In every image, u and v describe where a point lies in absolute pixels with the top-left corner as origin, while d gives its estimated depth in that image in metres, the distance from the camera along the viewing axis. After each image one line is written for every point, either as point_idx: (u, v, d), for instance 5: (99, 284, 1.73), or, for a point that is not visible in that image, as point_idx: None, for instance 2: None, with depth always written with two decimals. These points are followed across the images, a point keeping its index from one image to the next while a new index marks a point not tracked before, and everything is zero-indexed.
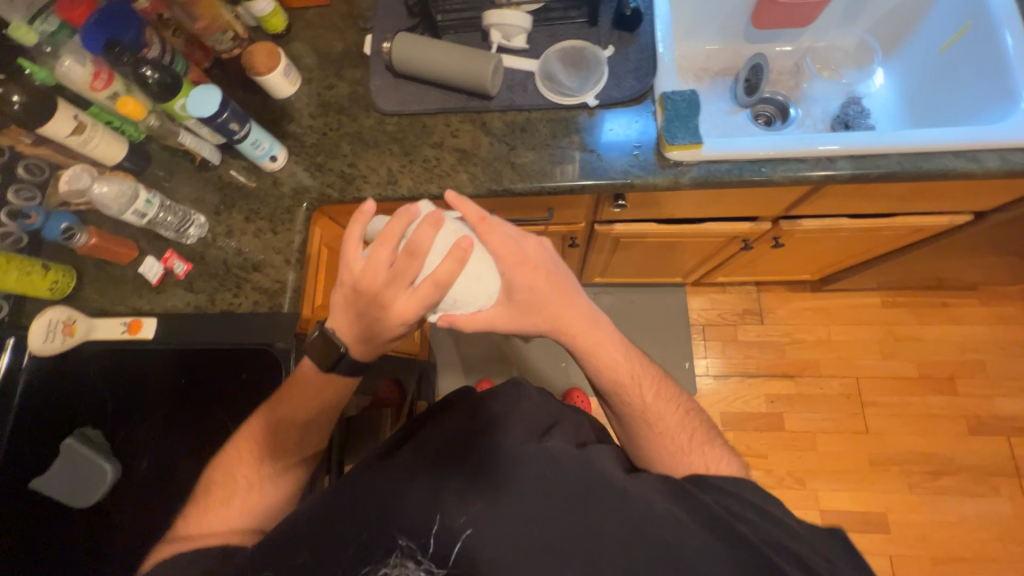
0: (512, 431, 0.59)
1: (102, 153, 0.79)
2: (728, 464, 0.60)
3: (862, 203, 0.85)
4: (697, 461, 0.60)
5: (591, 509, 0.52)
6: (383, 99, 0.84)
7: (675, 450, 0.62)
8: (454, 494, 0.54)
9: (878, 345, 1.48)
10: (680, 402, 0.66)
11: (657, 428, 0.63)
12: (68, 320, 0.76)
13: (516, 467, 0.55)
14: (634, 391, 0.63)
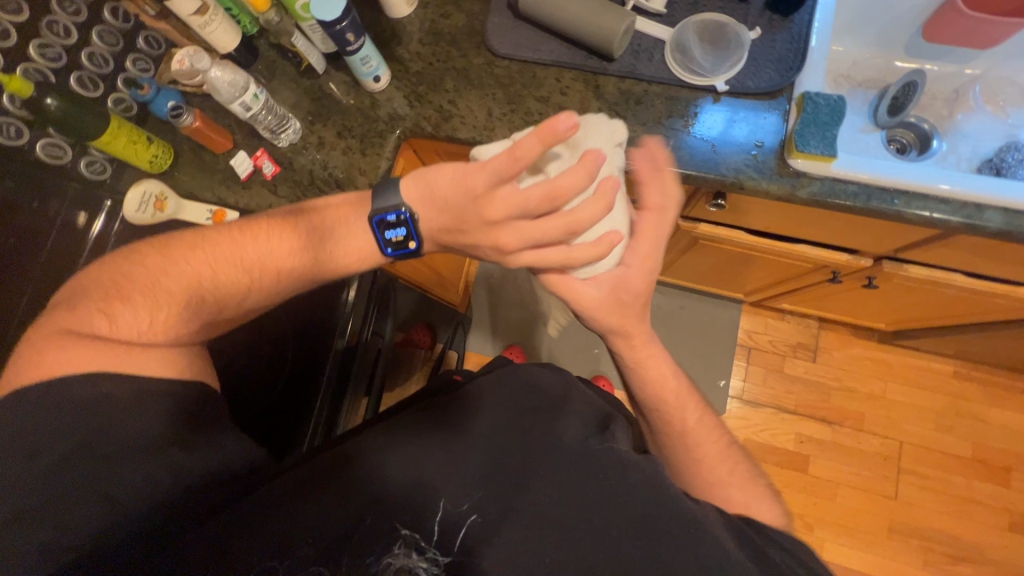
0: (568, 422, 0.58)
1: (219, 40, 0.80)
2: (768, 508, 0.58)
3: (990, 262, 0.76)
4: (735, 497, 0.59)
5: (620, 535, 0.48)
6: (498, 39, 0.80)
7: (703, 476, 0.61)
8: (496, 465, 0.53)
9: (934, 414, 1.38)
10: (723, 436, 0.64)
11: (694, 454, 0.62)
12: (160, 195, 0.80)
13: (567, 452, 0.54)
14: (669, 406, 0.64)
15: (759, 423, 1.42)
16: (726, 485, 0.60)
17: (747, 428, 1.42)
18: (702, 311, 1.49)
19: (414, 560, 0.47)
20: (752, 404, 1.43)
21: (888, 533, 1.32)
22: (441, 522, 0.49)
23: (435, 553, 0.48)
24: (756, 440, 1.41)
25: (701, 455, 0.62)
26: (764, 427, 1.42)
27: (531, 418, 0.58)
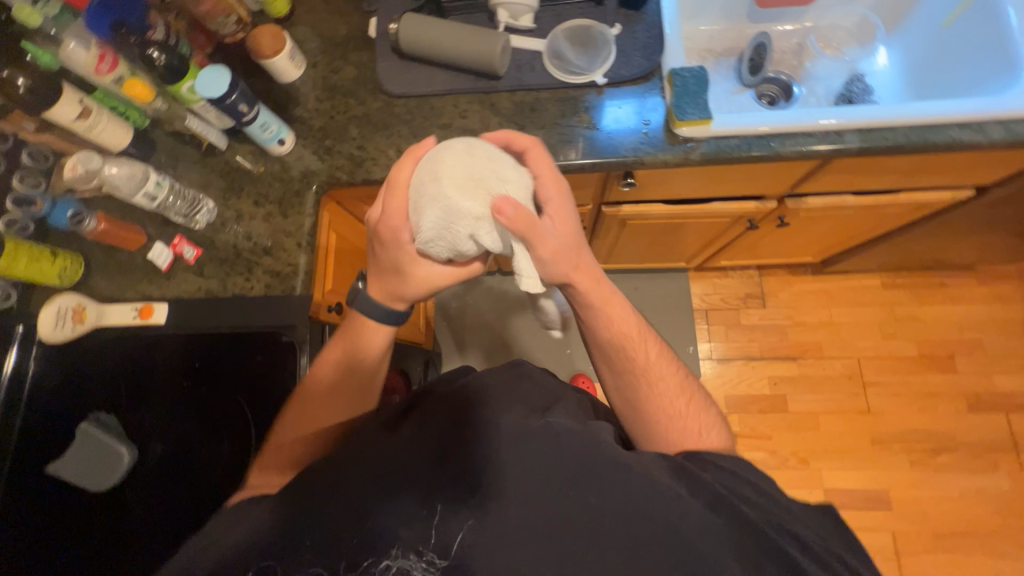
0: (515, 409, 0.58)
1: (110, 138, 0.78)
2: (715, 433, 0.61)
3: (867, 178, 0.86)
4: (693, 425, 0.61)
5: (597, 484, 0.50)
6: (390, 81, 0.84)
7: (659, 413, 0.62)
8: (459, 473, 0.52)
9: (878, 326, 1.50)
10: (679, 372, 0.65)
11: (657, 389, 0.63)
12: (77, 307, 0.76)
13: (523, 441, 0.54)
14: (627, 346, 0.64)
15: (733, 377, 1.49)
16: (682, 416, 0.62)
17: (724, 384, 1.48)
18: (654, 287, 1.57)
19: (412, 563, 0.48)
20: (722, 361, 1.50)
21: (873, 446, 1.40)
22: (434, 529, 0.49)
23: (432, 555, 0.48)
24: (736, 394, 1.47)
25: (658, 390, 0.63)
26: (739, 379, 1.48)
27: (478, 415, 0.57)
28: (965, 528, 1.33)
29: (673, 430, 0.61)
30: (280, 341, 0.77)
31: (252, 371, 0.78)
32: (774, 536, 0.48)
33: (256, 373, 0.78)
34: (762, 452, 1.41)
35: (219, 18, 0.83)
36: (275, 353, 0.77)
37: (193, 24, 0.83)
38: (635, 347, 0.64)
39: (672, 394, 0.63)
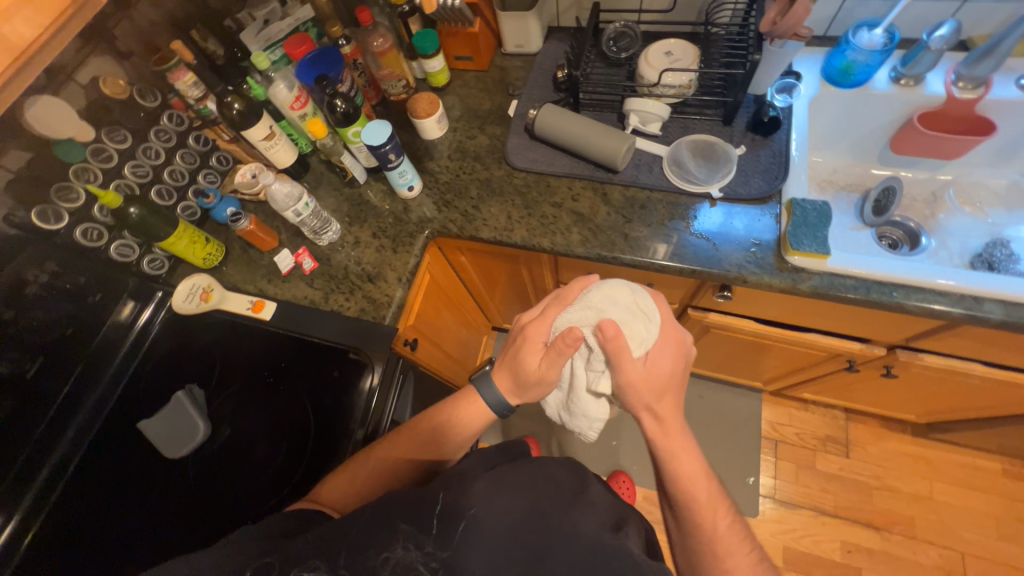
0: (586, 513, 0.58)
1: (279, 157, 0.93)
2: None
3: (1004, 351, 0.76)
4: None
5: None
6: (517, 156, 0.93)
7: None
8: (506, 529, 0.53)
9: (992, 520, 1.26)
10: (755, 552, 0.61)
11: (723, 564, 0.59)
12: (206, 288, 0.88)
13: (584, 539, 0.53)
14: (695, 501, 0.63)
15: (797, 527, 1.30)
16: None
17: (784, 533, 1.30)
18: (721, 400, 1.46)
19: (414, 556, 0.49)
20: (786, 505, 1.33)
21: None
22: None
23: (433, 548, 0.50)
24: (796, 547, 1.28)
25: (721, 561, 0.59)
26: (804, 532, 1.29)
27: (544, 499, 0.58)
28: None
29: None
30: (358, 361, 0.82)
31: (326, 382, 0.83)
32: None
33: (327, 384, 0.83)
34: None
35: (392, 82, 0.99)
36: (349, 370, 0.82)
37: (370, 80, 1.01)
38: (704, 515, 0.62)
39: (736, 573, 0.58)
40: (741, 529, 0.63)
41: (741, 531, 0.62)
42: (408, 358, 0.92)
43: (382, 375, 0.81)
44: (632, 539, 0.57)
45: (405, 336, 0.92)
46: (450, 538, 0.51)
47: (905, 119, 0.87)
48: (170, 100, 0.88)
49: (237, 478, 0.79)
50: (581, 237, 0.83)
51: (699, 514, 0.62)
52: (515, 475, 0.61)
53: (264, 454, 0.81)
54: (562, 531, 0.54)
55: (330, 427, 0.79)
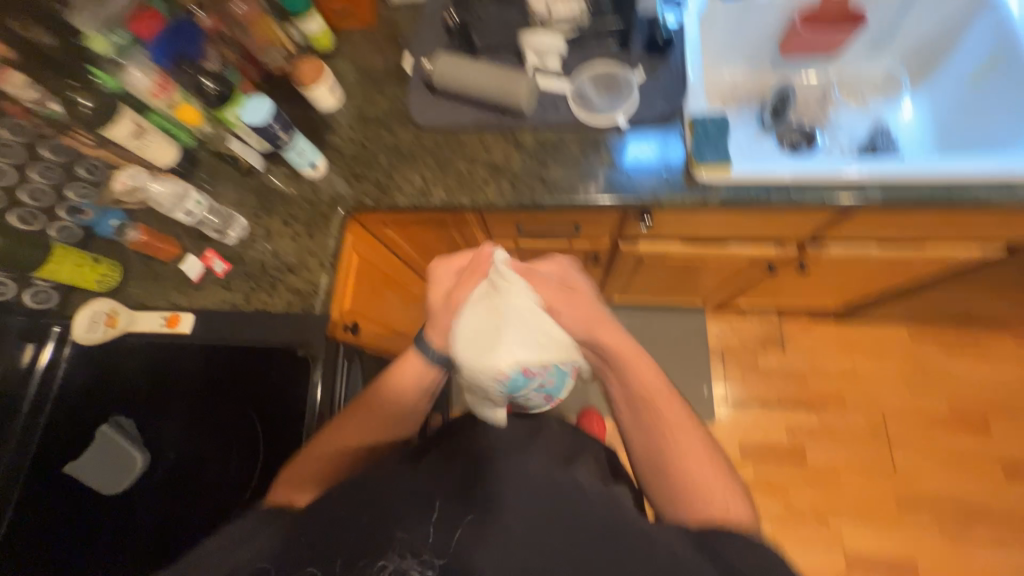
0: (545, 454, 0.64)
1: (157, 155, 0.83)
2: (741, 503, 0.60)
3: (893, 230, 0.84)
4: (718, 488, 0.60)
5: (614, 547, 0.53)
6: (421, 115, 0.88)
7: (686, 478, 0.62)
8: (484, 517, 0.56)
9: (905, 380, 1.44)
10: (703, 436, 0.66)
11: (678, 447, 0.63)
12: (111, 312, 0.80)
13: (545, 485, 0.59)
14: (654, 409, 0.66)
15: (749, 423, 1.44)
16: (706, 481, 0.61)
17: (739, 430, 1.43)
18: (669, 324, 1.55)
19: (409, 565, 0.53)
20: (738, 406, 1.46)
21: (900, 509, 1.32)
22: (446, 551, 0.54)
23: (428, 558, 0.54)
24: (750, 440, 1.42)
25: (682, 455, 0.63)
26: (756, 425, 1.43)
27: (500, 459, 0.62)
28: None
29: (698, 497, 0.60)
30: (298, 356, 0.79)
31: (272, 384, 0.80)
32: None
33: (274, 387, 0.80)
34: (777, 505, 1.35)
35: (267, 50, 0.90)
36: (291, 367, 0.79)
37: (244, 55, 0.90)
38: (656, 408, 0.66)
39: (698, 462, 0.62)
40: (694, 418, 0.66)
41: (695, 421, 0.66)
42: (351, 343, 0.90)
43: (324, 369, 0.78)
44: (591, 473, 0.64)
45: (344, 321, 0.88)
46: (439, 543, 0.54)
47: (789, 21, 0.92)
48: (4, 108, 0.76)
49: (206, 493, 0.80)
50: (499, 189, 0.82)
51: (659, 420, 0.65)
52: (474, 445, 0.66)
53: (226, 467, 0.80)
54: (527, 484, 0.59)
55: (280, 429, 0.77)
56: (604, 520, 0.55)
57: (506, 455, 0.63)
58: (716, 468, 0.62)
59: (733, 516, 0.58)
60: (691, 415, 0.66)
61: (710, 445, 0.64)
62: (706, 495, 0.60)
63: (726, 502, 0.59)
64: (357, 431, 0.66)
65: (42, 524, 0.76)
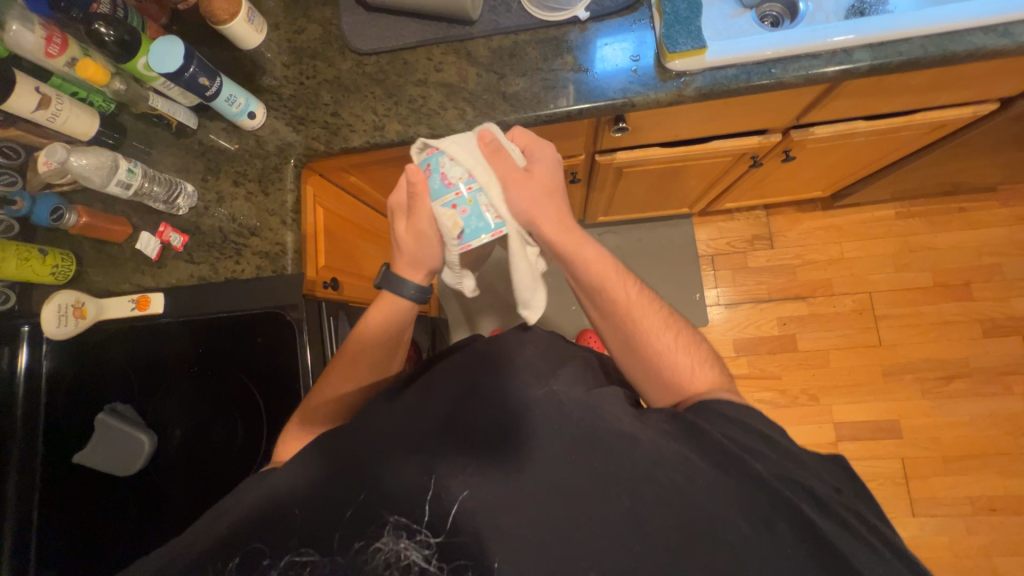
0: (521, 378, 0.57)
1: (75, 127, 0.73)
2: (707, 369, 0.61)
3: (882, 99, 0.79)
4: (684, 359, 0.61)
5: (600, 453, 0.50)
6: (358, 38, 0.78)
7: (657, 356, 0.62)
8: (476, 468, 0.50)
9: (891, 258, 1.46)
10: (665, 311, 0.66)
11: (641, 328, 0.63)
12: (77, 303, 0.75)
13: (528, 415, 0.52)
14: (613, 292, 0.63)
15: (742, 320, 1.48)
16: (675, 353, 0.62)
17: (732, 328, 1.47)
18: (657, 237, 1.53)
19: (405, 545, 0.47)
20: (730, 307, 1.48)
21: (886, 378, 1.40)
22: (430, 507, 0.49)
23: (427, 534, 0.48)
24: (744, 337, 1.46)
25: (649, 335, 0.62)
26: (748, 322, 1.47)
27: (476, 395, 0.56)
28: (975, 450, 1.34)
29: (671, 371, 0.61)
30: (283, 321, 0.77)
31: (260, 353, 0.78)
32: (797, 493, 0.46)
33: (263, 354, 0.79)
34: (772, 392, 1.43)
35: None
36: (278, 332, 0.78)
37: None
38: (614, 294, 0.63)
39: (664, 337, 0.62)
40: (653, 296, 0.66)
41: (654, 299, 0.65)
42: (334, 299, 0.87)
43: (309, 330, 0.77)
44: (575, 376, 0.59)
45: (321, 279, 0.85)
46: (439, 515, 0.48)
47: None
48: None
49: (218, 466, 0.79)
50: (458, 112, 0.75)
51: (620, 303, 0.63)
52: (445, 380, 0.59)
53: (234, 437, 0.80)
54: (513, 420, 0.53)
55: (280, 391, 0.78)
56: (603, 438, 0.50)
57: (482, 387, 0.56)
58: (682, 340, 0.63)
59: (704, 380, 0.60)
60: (649, 294, 0.66)
61: (673, 319, 0.65)
62: (677, 367, 0.61)
63: (695, 369, 0.61)
64: (347, 377, 0.65)
65: (72, 513, 0.78)
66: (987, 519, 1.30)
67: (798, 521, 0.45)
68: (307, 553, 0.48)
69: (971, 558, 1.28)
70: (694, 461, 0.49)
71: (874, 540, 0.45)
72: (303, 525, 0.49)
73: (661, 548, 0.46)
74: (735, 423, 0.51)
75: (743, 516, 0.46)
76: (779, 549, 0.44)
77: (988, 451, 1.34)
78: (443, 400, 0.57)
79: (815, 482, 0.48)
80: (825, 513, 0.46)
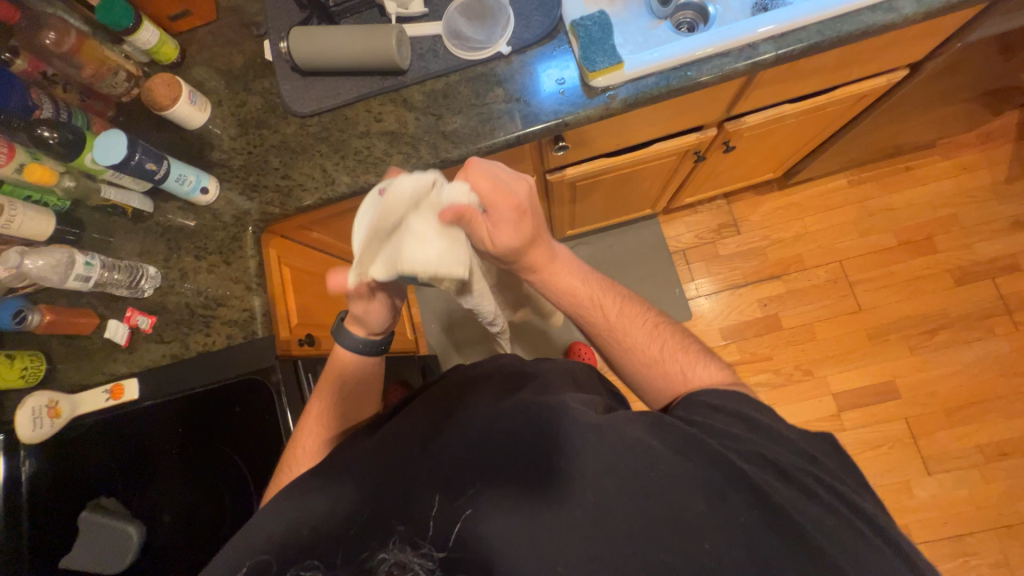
0: (489, 392, 0.57)
1: (32, 229, 0.74)
2: (704, 369, 0.59)
3: (799, 82, 0.84)
4: (674, 369, 0.59)
5: (566, 452, 0.48)
6: (298, 102, 0.81)
7: (647, 367, 0.60)
8: (461, 472, 0.49)
9: (854, 224, 1.50)
10: (648, 314, 0.63)
11: (626, 343, 0.61)
12: (51, 403, 0.74)
13: (492, 424, 0.51)
14: (595, 314, 0.62)
15: (725, 308, 1.50)
16: (664, 361, 0.60)
17: (717, 317, 1.49)
18: (627, 241, 1.56)
19: (410, 556, 0.46)
20: (711, 296, 1.51)
21: (873, 342, 1.42)
22: (435, 516, 0.47)
23: (430, 548, 0.46)
24: (730, 323, 1.48)
25: (637, 345, 0.60)
26: (730, 309, 1.49)
27: (451, 414, 0.56)
28: (973, 398, 1.35)
29: (664, 379, 0.59)
30: (260, 386, 0.77)
31: (241, 421, 0.78)
32: (765, 471, 0.46)
33: (246, 422, 0.78)
34: (767, 373, 1.43)
35: (108, 79, 0.80)
36: (256, 397, 0.77)
37: (85, 91, 0.80)
38: (596, 316, 0.62)
39: (653, 345, 0.60)
40: (637, 301, 0.65)
41: (637, 305, 0.64)
42: (311, 355, 0.88)
43: (288, 390, 0.76)
44: (544, 385, 0.58)
45: (296, 337, 0.86)
46: (441, 530, 0.46)
47: None
48: None
49: (216, 542, 0.78)
50: (403, 156, 0.78)
51: (605, 321, 0.61)
52: (425, 405, 0.59)
53: (226, 509, 0.79)
54: (480, 427, 0.51)
55: (267, 456, 0.77)
56: (565, 435, 0.48)
57: (456, 406, 0.57)
58: (672, 343, 0.61)
59: (700, 377, 0.58)
60: (631, 303, 0.64)
61: (658, 323, 0.63)
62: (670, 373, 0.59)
63: (689, 370, 0.59)
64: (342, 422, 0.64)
65: None
66: (1001, 464, 1.30)
67: (768, 506, 0.44)
68: (312, 566, 0.47)
69: (995, 507, 1.27)
70: (658, 449, 0.47)
71: (838, 505, 0.45)
72: (307, 544, 0.48)
73: (628, 544, 0.44)
74: (723, 412, 0.51)
75: (703, 497, 0.44)
76: (746, 523, 0.43)
77: (986, 396, 1.35)
78: (415, 431, 0.54)
79: (786, 453, 0.48)
80: (790, 484, 0.46)
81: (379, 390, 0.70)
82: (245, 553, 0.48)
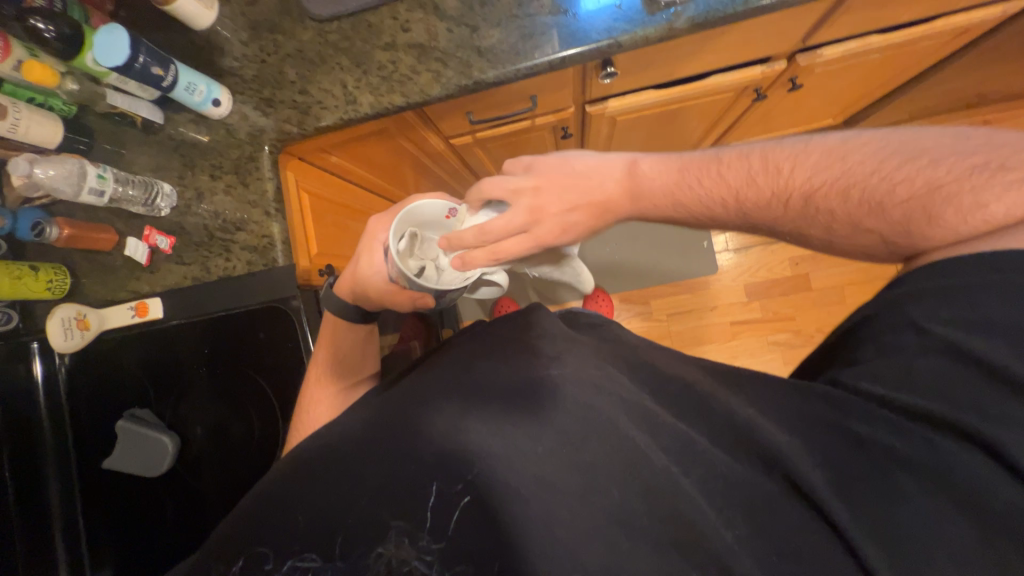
0: (524, 353, 0.46)
1: (40, 136, 0.69)
2: (974, 200, 0.36)
3: (896, 7, 0.72)
4: (930, 212, 0.38)
5: (626, 437, 0.38)
6: (315, 3, 0.72)
7: (877, 221, 0.41)
8: (485, 445, 0.38)
9: None
10: (839, 161, 0.43)
11: (831, 215, 0.43)
12: (78, 315, 0.75)
13: (533, 395, 0.41)
14: (771, 202, 0.47)
15: (752, 264, 1.43)
16: (910, 203, 0.39)
17: (742, 273, 1.43)
18: None
19: (411, 554, 0.36)
20: (740, 251, 1.44)
21: None
22: (434, 505, 0.37)
23: (429, 541, 0.36)
24: (756, 281, 1.43)
25: (826, 203, 0.43)
26: (759, 266, 1.43)
27: (473, 375, 0.45)
28: None
29: (915, 226, 0.39)
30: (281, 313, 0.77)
31: (262, 348, 0.79)
32: (924, 460, 0.35)
33: (266, 349, 0.79)
34: (787, 333, 1.40)
35: None
36: (277, 324, 0.78)
37: None
38: (770, 204, 0.47)
39: (821, 186, 0.44)
40: (814, 161, 0.45)
41: (730, 148, 0.52)
42: None
43: (311, 320, 0.76)
44: (585, 352, 0.47)
45: (316, 268, 0.84)
46: (441, 521, 0.37)
47: None
48: None
49: (244, 456, 0.82)
50: (432, 74, 0.69)
51: (755, 211, 0.48)
52: (448, 358, 0.49)
53: (251, 426, 0.83)
54: (525, 395, 0.41)
55: (289, 383, 0.79)
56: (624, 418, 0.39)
57: (482, 364, 0.46)
58: (848, 160, 0.43)
59: (964, 227, 0.36)
60: (804, 154, 0.46)
61: (859, 165, 0.42)
62: (915, 223, 0.39)
63: (942, 212, 0.37)
64: (360, 365, 0.65)
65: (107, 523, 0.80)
66: None
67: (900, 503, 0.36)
68: (308, 558, 0.37)
69: None
70: (770, 429, 0.38)
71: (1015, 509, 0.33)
72: (302, 529, 0.38)
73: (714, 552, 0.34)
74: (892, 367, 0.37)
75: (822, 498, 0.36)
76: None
77: None
78: (433, 381, 0.46)
79: (1010, 437, 0.33)
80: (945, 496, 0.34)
81: (375, 347, 0.68)
82: (232, 530, 0.40)
